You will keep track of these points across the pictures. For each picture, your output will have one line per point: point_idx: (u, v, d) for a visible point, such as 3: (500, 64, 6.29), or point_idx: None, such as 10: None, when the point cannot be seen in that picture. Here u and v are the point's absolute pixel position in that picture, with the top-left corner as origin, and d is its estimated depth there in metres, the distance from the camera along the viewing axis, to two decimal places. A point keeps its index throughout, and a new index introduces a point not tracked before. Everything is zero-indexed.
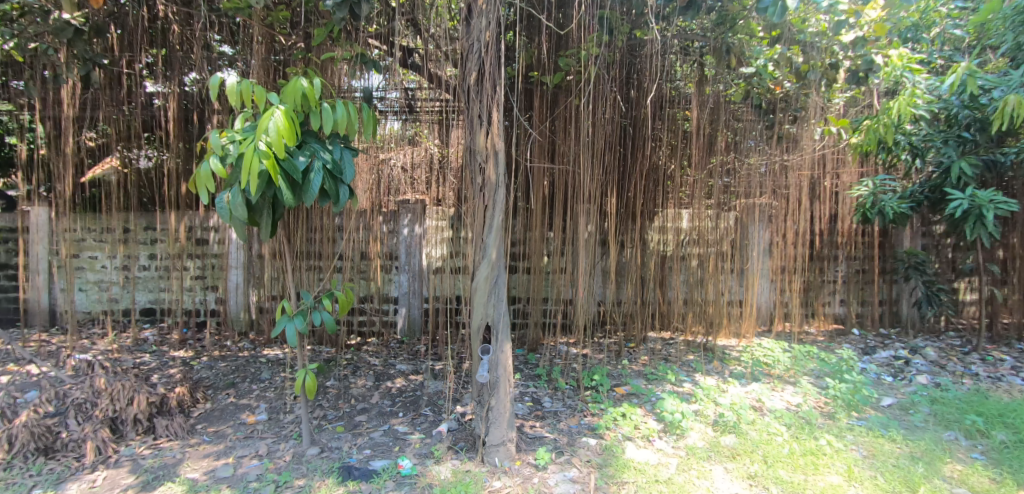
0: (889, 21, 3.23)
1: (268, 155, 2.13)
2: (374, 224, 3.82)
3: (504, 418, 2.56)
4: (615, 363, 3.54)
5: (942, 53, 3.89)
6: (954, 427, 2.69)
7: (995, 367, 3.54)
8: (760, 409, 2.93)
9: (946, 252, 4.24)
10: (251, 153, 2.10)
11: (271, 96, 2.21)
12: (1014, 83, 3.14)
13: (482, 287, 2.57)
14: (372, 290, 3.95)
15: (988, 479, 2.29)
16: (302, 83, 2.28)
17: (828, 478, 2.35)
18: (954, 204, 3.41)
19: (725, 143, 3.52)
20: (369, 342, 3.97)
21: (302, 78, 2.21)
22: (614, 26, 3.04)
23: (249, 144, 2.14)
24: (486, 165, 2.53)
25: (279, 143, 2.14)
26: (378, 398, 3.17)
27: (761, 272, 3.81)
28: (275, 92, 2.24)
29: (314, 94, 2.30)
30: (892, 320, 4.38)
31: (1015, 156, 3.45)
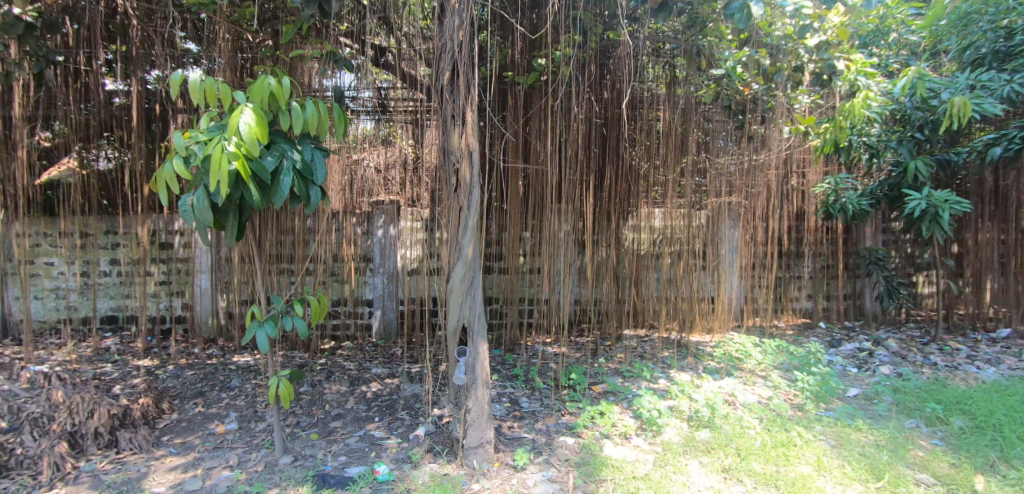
0: (850, 26, 3.34)
1: (236, 155, 2.07)
2: (346, 225, 3.74)
3: (482, 420, 2.55)
4: (592, 362, 3.58)
5: (898, 57, 4.00)
6: (915, 415, 2.80)
7: (951, 357, 3.70)
8: (733, 403, 3.00)
9: (904, 247, 4.44)
10: (218, 153, 2.03)
11: (237, 95, 2.14)
12: (960, 86, 3.42)
13: (458, 288, 2.54)
14: (347, 293, 3.86)
15: (948, 465, 2.39)
16: (269, 82, 2.22)
17: (799, 469, 2.41)
18: (913, 204, 3.57)
19: (695, 143, 3.57)
20: (343, 346, 3.91)
21: (269, 77, 2.16)
22: (587, 27, 3.09)
23: (215, 144, 2.07)
24: (460, 165, 2.52)
25: (247, 143, 2.08)
26: (353, 403, 3.11)
27: (729, 267, 3.74)
28: (242, 91, 2.18)
29: (282, 93, 2.24)
30: (856, 314, 4.54)
31: (966, 155, 3.63)
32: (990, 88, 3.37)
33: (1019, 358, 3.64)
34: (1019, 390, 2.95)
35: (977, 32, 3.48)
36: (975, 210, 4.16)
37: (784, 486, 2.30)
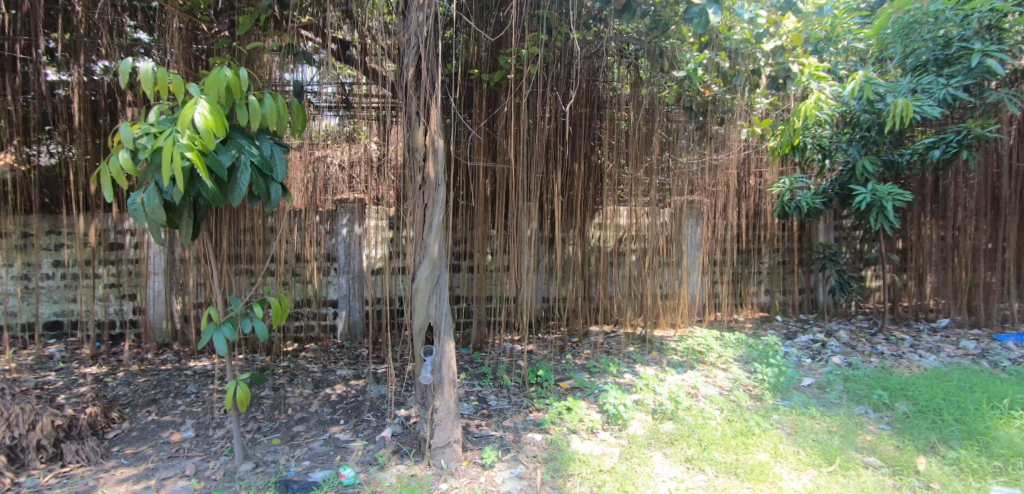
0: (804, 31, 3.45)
1: (190, 149, 1.98)
2: (309, 225, 3.62)
3: (449, 419, 2.54)
4: (559, 358, 3.62)
5: (847, 63, 4.27)
6: (863, 402, 2.96)
7: (896, 346, 3.93)
8: (695, 396, 3.09)
9: (855, 244, 4.66)
10: (169, 147, 1.93)
11: (190, 86, 2.05)
12: (903, 90, 3.62)
13: (423, 288, 2.52)
14: (309, 294, 3.75)
15: (893, 447, 2.53)
16: (225, 74, 2.14)
17: (757, 456, 2.51)
18: (863, 199, 3.75)
19: (658, 143, 3.66)
20: (306, 348, 3.80)
21: (225, 69, 2.07)
22: (551, 27, 3.12)
23: (167, 137, 1.97)
24: (425, 163, 2.50)
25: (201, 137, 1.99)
26: (317, 406, 3.03)
27: (692, 265, 3.92)
28: (196, 83, 2.09)
29: (239, 86, 2.16)
30: (811, 307, 4.76)
31: (909, 157, 3.86)
32: (930, 91, 3.60)
33: (955, 346, 3.90)
34: (954, 375, 3.16)
35: (916, 42, 3.68)
36: (916, 207, 4.41)
37: (743, 474, 2.39)
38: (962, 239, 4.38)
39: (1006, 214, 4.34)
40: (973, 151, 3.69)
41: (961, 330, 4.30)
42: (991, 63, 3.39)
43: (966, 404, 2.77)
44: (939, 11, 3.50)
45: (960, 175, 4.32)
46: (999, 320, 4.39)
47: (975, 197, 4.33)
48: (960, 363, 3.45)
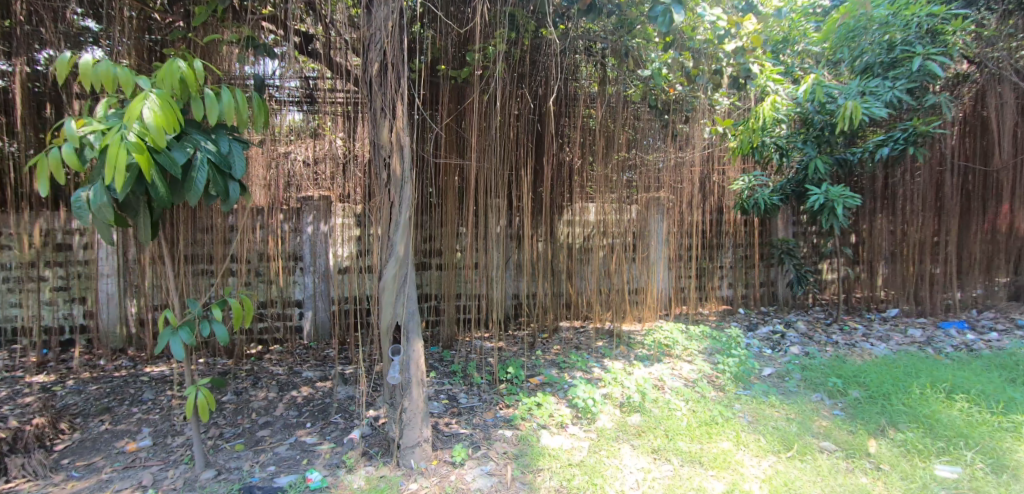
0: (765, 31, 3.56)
1: (138, 147, 1.88)
2: (272, 223, 3.58)
3: (418, 419, 2.51)
4: (529, 355, 3.66)
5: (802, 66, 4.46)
6: (818, 390, 3.11)
7: (850, 335, 4.14)
8: (662, 388, 3.17)
9: (811, 239, 4.88)
10: (116, 144, 1.83)
11: (140, 80, 1.96)
12: (852, 92, 3.80)
13: (390, 287, 2.49)
14: (274, 294, 3.67)
15: (846, 432, 2.67)
16: (178, 67, 2.05)
17: (720, 445, 2.60)
18: (816, 198, 3.93)
19: (625, 141, 3.70)
20: (271, 350, 3.71)
21: (178, 62, 1.98)
22: (519, 25, 3.14)
23: (114, 134, 1.87)
24: (390, 160, 2.46)
25: (152, 133, 1.90)
26: (283, 409, 2.95)
27: (657, 259, 3.94)
28: (147, 76, 1.99)
29: (193, 80, 2.07)
30: (771, 300, 4.96)
31: (860, 155, 4.03)
32: (877, 94, 3.77)
33: (902, 334, 4.13)
34: (901, 362, 3.34)
35: (863, 46, 3.88)
36: (868, 203, 4.57)
37: (707, 462, 2.47)
38: (910, 233, 4.61)
39: (948, 211, 4.60)
40: (919, 148, 3.88)
41: (908, 319, 4.56)
42: (932, 66, 3.58)
43: (912, 389, 2.93)
44: (883, 16, 3.71)
45: (907, 173, 4.53)
46: (942, 309, 4.67)
47: (921, 193, 4.56)
48: (907, 351, 3.65)
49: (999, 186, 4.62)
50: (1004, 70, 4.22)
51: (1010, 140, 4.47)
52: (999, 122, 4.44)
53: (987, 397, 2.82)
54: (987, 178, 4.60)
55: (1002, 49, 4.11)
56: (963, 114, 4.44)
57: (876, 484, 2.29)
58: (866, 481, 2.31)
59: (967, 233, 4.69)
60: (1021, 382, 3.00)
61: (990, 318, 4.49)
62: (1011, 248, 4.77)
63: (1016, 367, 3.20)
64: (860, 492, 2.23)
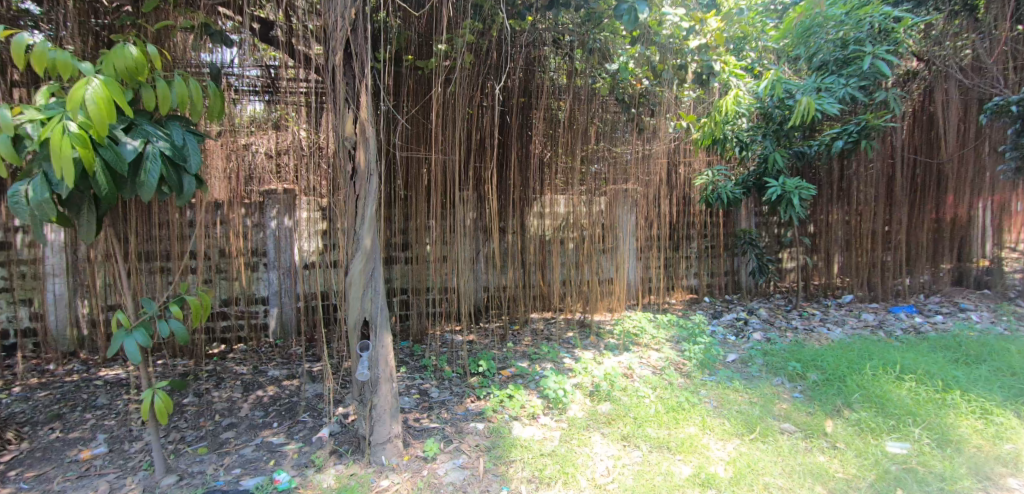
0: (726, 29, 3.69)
1: (81, 137, 1.78)
2: (233, 218, 3.45)
3: (388, 415, 2.47)
4: (500, 347, 3.67)
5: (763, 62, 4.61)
6: (779, 374, 3.24)
7: (808, 321, 4.33)
8: (630, 376, 3.25)
9: (772, 228, 5.01)
10: (57, 135, 1.72)
11: (83, 65, 1.86)
12: (809, 88, 3.95)
13: (357, 282, 2.44)
14: (235, 293, 3.55)
15: (805, 413, 2.79)
16: (125, 53, 1.96)
17: (687, 430, 2.68)
18: (773, 191, 4.07)
19: (594, 132, 3.75)
20: (234, 349, 3.60)
21: (123, 46, 1.90)
22: (484, 15, 3.14)
23: (55, 123, 1.77)
24: (355, 151, 2.42)
25: (96, 123, 1.79)
26: (247, 410, 2.87)
27: (629, 251, 4.05)
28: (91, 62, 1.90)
29: (141, 66, 1.98)
30: (734, 288, 5.11)
31: (817, 148, 4.18)
32: (831, 90, 3.92)
33: (856, 319, 4.34)
34: (855, 345, 3.51)
35: (819, 44, 4.03)
36: (825, 193, 4.80)
37: (674, 447, 2.54)
38: (864, 222, 4.82)
39: (898, 202, 4.81)
40: (870, 140, 4.05)
41: (862, 305, 4.79)
42: (880, 66, 3.74)
43: (865, 371, 3.08)
44: (837, 15, 3.87)
45: (860, 163, 4.74)
46: (893, 294, 4.92)
47: (874, 184, 4.78)
48: (861, 335, 3.85)
49: (946, 178, 4.83)
50: (949, 67, 4.46)
51: (955, 133, 4.66)
52: (945, 116, 4.65)
53: (932, 376, 3.00)
54: (933, 169, 4.81)
55: (948, 47, 4.42)
56: (912, 109, 4.68)
57: (833, 462, 2.41)
58: (823, 459, 2.43)
59: (916, 222, 4.90)
60: (961, 362, 3.20)
61: (936, 302, 4.75)
62: (958, 236, 4.95)
63: (957, 347, 3.41)
64: (818, 470, 2.34)
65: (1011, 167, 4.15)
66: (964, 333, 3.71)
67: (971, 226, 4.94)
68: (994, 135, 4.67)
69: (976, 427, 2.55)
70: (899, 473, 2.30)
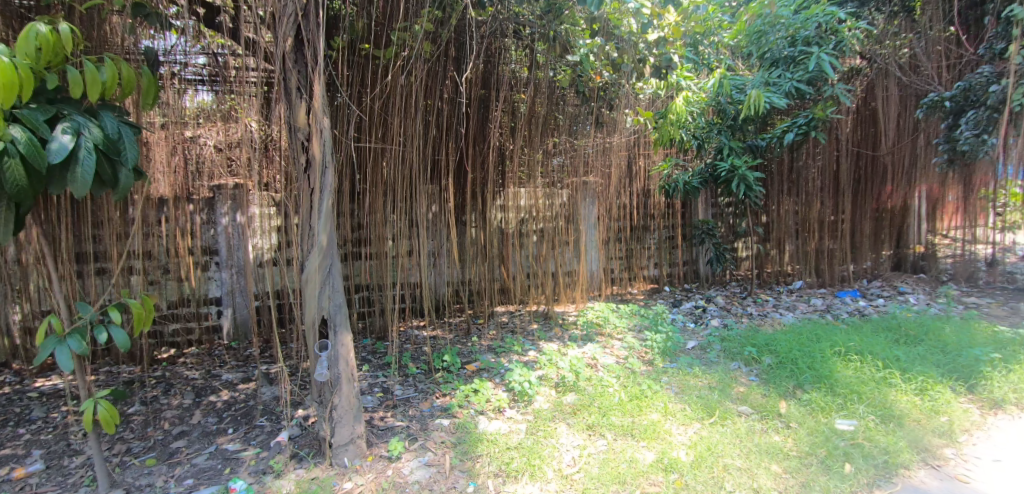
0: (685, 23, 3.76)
1: None
2: (180, 215, 3.31)
3: (350, 415, 2.41)
4: (465, 342, 3.66)
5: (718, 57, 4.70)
6: (736, 359, 3.36)
7: (762, 307, 4.53)
8: (594, 366, 3.30)
9: (728, 218, 5.14)
10: None
11: None
12: (757, 83, 4.15)
13: (314, 279, 2.35)
14: (186, 293, 3.42)
15: (760, 395, 2.91)
16: (40, 32, 1.82)
17: (650, 417, 2.74)
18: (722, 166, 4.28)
19: (555, 126, 3.80)
20: (185, 354, 3.42)
21: (32, 21, 1.77)
22: (446, 3, 3.08)
23: None
24: (309, 142, 2.33)
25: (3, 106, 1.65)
26: (200, 417, 2.72)
27: (589, 243, 4.22)
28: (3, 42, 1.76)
29: (59, 44, 1.84)
30: (694, 277, 5.27)
31: (770, 140, 4.32)
32: (777, 85, 4.13)
33: (805, 304, 4.57)
34: (804, 329, 3.70)
35: (770, 42, 4.17)
36: (776, 184, 5.01)
37: (639, 434, 2.59)
38: (810, 212, 5.07)
39: (843, 191, 5.08)
40: (821, 132, 4.20)
41: (811, 290, 5.05)
42: (824, 66, 3.92)
43: (814, 353, 3.25)
44: (784, 17, 4.02)
45: (809, 155, 4.96)
46: (838, 280, 5.20)
47: (819, 175, 5.02)
48: (810, 319, 4.07)
49: (885, 170, 5.11)
50: (890, 65, 4.73)
51: (894, 127, 4.91)
52: (885, 111, 4.91)
53: (875, 357, 3.18)
54: (875, 162, 5.10)
55: (888, 46, 4.68)
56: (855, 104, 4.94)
57: (786, 441, 2.53)
58: (778, 439, 2.54)
59: (860, 211, 5.19)
60: (900, 342, 3.41)
61: (877, 287, 5.05)
62: (896, 224, 5.30)
63: (897, 328, 3.64)
64: (774, 449, 2.45)
65: (943, 159, 4.44)
66: (902, 314, 3.98)
67: (908, 214, 5.28)
68: (931, 129, 4.87)
69: (915, 402, 2.73)
70: (847, 448, 2.44)
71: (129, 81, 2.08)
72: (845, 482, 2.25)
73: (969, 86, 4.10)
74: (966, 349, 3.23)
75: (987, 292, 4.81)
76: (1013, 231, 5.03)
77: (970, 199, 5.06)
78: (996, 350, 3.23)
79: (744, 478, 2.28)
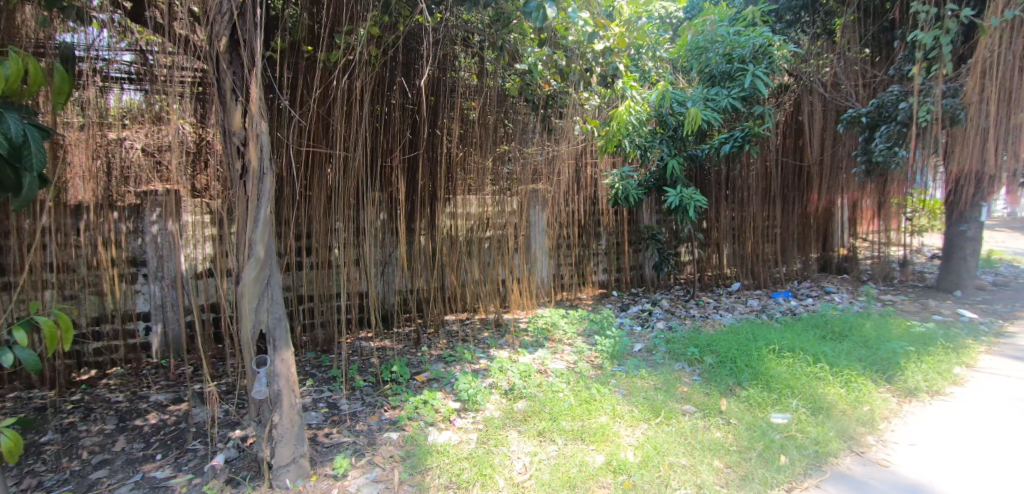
0: (630, 32, 3.86)
1: None
2: (103, 224, 3.06)
3: (292, 434, 2.29)
4: (414, 352, 3.58)
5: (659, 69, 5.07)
6: (680, 360, 3.50)
7: (703, 308, 4.75)
8: (545, 371, 3.33)
9: (672, 224, 5.38)
10: None
11: None
12: (696, 98, 4.35)
13: (251, 291, 2.23)
14: (108, 308, 3.16)
15: (703, 394, 3.04)
16: None
17: (599, 420, 2.78)
18: (673, 199, 4.43)
19: (504, 134, 3.85)
20: (108, 375, 3.15)
21: None
22: (392, 8, 3.05)
23: None
24: (245, 148, 2.20)
25: None
26: (123, 443, 2.50)
27: (539, 248, 4.39)
28: None
29: None
30: (639, 281, 5.47)
31: (707, 151, 4.61)
32: (716, 101, 4.31)
33: (743, 305, 4.83)
34: (743, 329, 3.91)
35: (711, 57, 4.44)
36: (715, 192, 5.23)
37: (588, 438, 2.62)
38: (746, 219, 5.36)
39: (773, 199, 5.42)
40: (753, 146, 4.47)
41: (747, 292, 5.34)
42: (759, 84, 4.14)
43: (751, 352, 3.42)
44: (723, 35, 4.31)
45: (744, 166, 5.23)
46: (771, 281, 5.54)
47: (752, 183, 5.30)
48: (748, 318, 4.31)
49: (810, 178, 5.47)
50: (813, 83, 5.11)
51: (818, 140, 5.27)
52: (811, 127, 5.25)
53: (805, 353, 3.41)
54: (801, 171, 5.47)
55: (812, 65, 5.09)
56: (784, 118, 5.31)
57: (727, 437, 2.64)
58: (720, 435, 2.65)
59: (788, 215, 5.56)
60: (827, 339, 3.67)
61: (806, 287, 5.42)
62: (820, 229, 5.76)
63: (824, 325, 3.92)
64: (716, 446, 2.55)
65: (862, 171, 4.81)
66: (828, 312, 4.28)
67: (830, 219, 5.74)
68: (849, 142, 5.24)
69: (841, 394, 2.94)
70: (782, 441, 2.58)
71: (36, 76, 1.89)
72: (780, 473, 2.38)
73: (882, 104, 4.50)
74: (884, 343, 3.51)
75: (900, 290, 5.27)
76: (917, 234, 5.56)
77: (884, 205, 5.40)
78: (909, 343, 3.55)
79: (688, 475, 2.36)
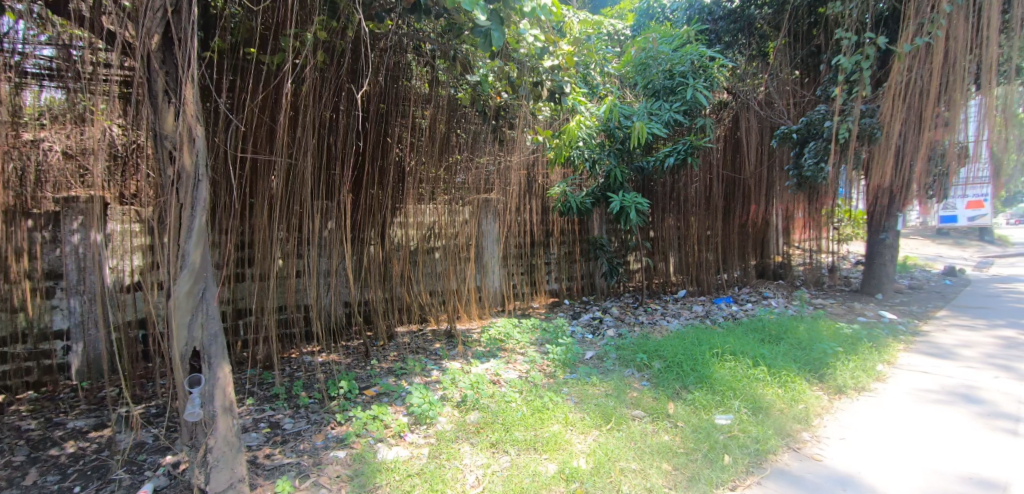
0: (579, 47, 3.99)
1: None
2: (15, 234, 2.82)
3: (229, 456, 2.14)
4: (363, 366, 3.46)
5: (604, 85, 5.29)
6: (629, 366, 3.58)
7: (651, 315, 4.91)
8: (498, 382, 3.32)
9: (620, 234, 5.56)
10: None
11: None
12: (641, 113, 4.53)
13: (184, 305, 2.08)
14: (20, 327, 2.88)
15: (652, 398, 3.12)
16: None
17: (551, 428, 2.79)
18: (615, 203, 4.53)
19: (457, 143, 3.84)
20: (19, 400, 2.83)
21: None
22: (339, 11, 3.00)
23: None
24: (177, 151, 2.06)
25: None
26: (36, 475, 2.25)
27: (491, 258, 4.63)
28: None
29: None
30: (590, 290, 5.66)
31: (652, 163, 4.72)
32: (659, 115, 4.54)
33: (688, 311, 5.03)
34: (688, 334, 4.06)
35: (652, 74, 4.67)
36: (661, 201, 5.42)
37: (540, 448, 2.62)
38: (691, 229, 5.57)
39: (716, 210, 5.59)
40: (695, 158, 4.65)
41: (692, 298, 5.56)
42: (699, 98, 4.39)
43: (696, 356, 3.55)
44: (665, 52, 4.56)
45: (687, 178, 5.43)
46: (715, 288, 5.75)
47: (693, 194, 5.50)
48: (692, 324, 4.49)
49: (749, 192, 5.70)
50: (748, 100, 5.37)
51: (755, 153, 5.51)
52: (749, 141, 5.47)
53: (746, 355, 3.58)
54: (741, 183, 5.67)
55: (747, 85, 5.42)
56: (723, 134, 5.51)
57: (674, 440, 2.72)
58: (668, 438, 2.73)
59: (728, 227, 5.77)
60: (765, 342, 3.88)
61: (746, 293, 5.70)
62: (758, 240, 6.06)
63: (762, 329, 4.14)
64: (665, 449, 2.62)
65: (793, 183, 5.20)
66: (766, 316, 4.53)
67: (767, 230, 6.04)
68: (782, 156, 5.58)
69: (778, 394, 3.11)
70: (725, 441, 2.68)
71: None
72: (724, 473, 2.47)
73: (809, 122, 4.88)
74: (816, 345, 3.74)
75: (828, 294, 5.66)
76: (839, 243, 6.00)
77: (813, 214, 5.82)
78: (838, 345, 3.80)
79: (638, 479, 2.41)
